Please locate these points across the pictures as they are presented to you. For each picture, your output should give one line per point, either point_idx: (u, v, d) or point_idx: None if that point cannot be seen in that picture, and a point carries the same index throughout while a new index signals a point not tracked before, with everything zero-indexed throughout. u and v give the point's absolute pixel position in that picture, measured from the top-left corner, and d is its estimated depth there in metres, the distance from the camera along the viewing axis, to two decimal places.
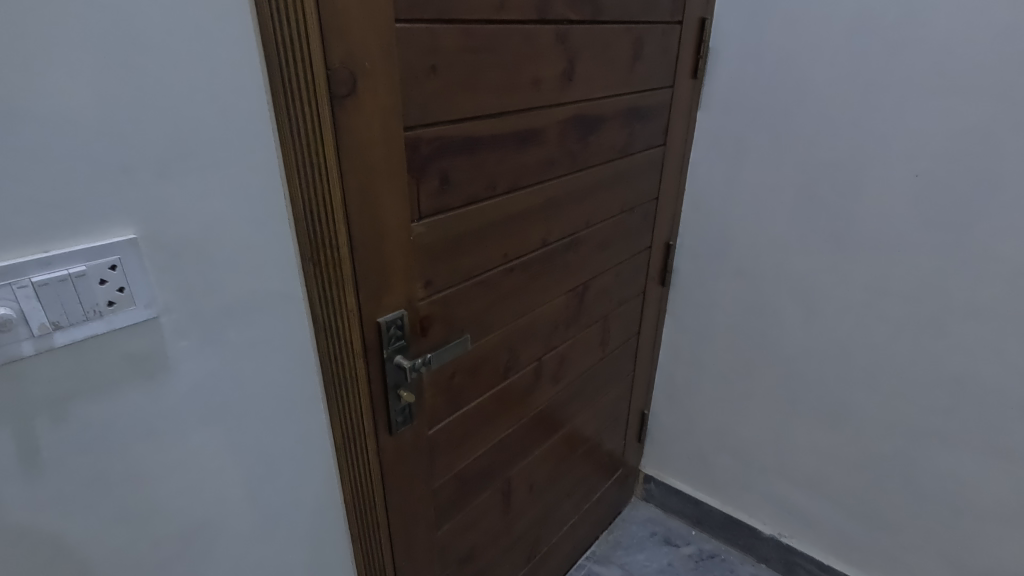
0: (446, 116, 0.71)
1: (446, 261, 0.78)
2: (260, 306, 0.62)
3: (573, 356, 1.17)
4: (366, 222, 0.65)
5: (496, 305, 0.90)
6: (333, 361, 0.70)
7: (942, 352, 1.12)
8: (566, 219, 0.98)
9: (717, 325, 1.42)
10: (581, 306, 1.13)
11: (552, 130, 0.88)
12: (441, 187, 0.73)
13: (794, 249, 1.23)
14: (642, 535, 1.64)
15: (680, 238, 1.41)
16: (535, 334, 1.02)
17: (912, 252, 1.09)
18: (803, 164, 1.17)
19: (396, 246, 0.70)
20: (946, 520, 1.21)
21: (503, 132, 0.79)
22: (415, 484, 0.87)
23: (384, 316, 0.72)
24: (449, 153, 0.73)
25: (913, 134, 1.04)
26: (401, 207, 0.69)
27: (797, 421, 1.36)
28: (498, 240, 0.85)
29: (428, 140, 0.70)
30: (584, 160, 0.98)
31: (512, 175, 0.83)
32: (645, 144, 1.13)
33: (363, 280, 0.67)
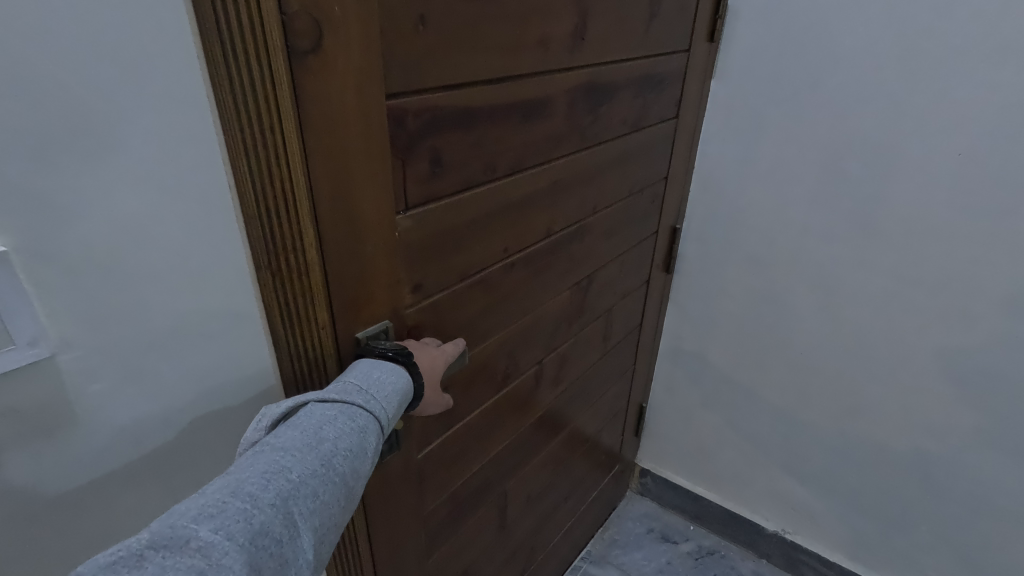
0: (438, 81, 0.57)
1: (439, 259, 0.65)
2: None
3: (575, 355, 1.06)
4: (341, 217, 0.52)
5: (494, 308, 0.77)
6: (302, 392, 0.58)
7: (970, 347, 1.03)
8: (572, 205, 0.86)
9: (723, 316, 1.32)
10: (584, 301, 1.02)
11: (561, 101, 0.74)
12: (433, 170, 0.60)
13: (813, 234, 1.13)
14: (638, 532, 1.57)
15: (686, 221, 1.30)
16: (537, 335, 0.90)
17: (945, 240, 1.00)
18: (827, 141, 1.06)
19: (378, 247, 0.57)
20: (962, 519, 1.15)
21: (505, 102, 0.65)
22: (403, 515, 0.76)
23: (364, 330, 0.59)
24: (442, 128, 0.59)
25: (956, 108, 0.93)
26: (384, 196, 0.55)
27: (807, 416, 1.28)
28: (499, 232, 0.72)
29: (416, 112, 0.56)
30: (594, 135, 0.85)
31: (515, 154, 0.70)
32: (656, 118, 1.00)
33: (338, 291, 0.54)
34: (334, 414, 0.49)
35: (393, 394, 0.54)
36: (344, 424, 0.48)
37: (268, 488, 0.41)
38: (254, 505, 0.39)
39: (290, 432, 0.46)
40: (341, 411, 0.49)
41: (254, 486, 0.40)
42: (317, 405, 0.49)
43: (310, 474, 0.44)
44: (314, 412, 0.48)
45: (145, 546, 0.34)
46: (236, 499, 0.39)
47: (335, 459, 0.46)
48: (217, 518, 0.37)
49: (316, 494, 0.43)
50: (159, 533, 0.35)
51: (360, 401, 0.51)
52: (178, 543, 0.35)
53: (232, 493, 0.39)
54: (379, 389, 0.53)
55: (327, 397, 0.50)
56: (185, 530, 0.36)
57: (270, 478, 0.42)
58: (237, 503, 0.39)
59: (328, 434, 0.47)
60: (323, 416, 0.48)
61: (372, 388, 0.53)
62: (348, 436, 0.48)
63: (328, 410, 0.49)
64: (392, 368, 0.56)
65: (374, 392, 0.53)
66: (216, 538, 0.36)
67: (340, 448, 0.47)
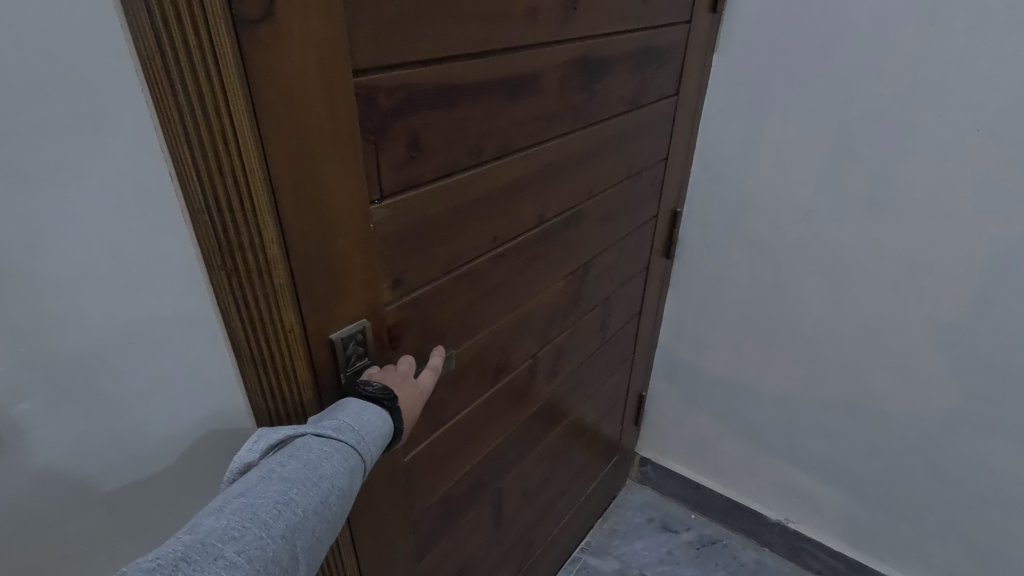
0: (414, 55, 0.51)
1: (421, 253, 0.60)
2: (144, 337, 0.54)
3: (571, 347, 1.02)
4: (307, 212, 0.47)
5: (483, 302, 0.72)
6: (271, 400, 0.53)
7: (985, 334, 0.99)
8: (566, 189, 0.80)
9: (726, 302, 1.28)
10: (581, 290, 0.97)
11: (552, 76, 0.68)
12: (411, 155, 0.54)
13: (820, 217, 1.08)
14: (638, 522, 1.54)
15: (686, 204, 1.24)
16: (530, 328, 0.86)
17: (960, 222, 0.95)
18: (837, 118, 1.00)
19: (351, 241, 0.52)
20: (972, 509, 1.12)
21: (490, 78, 0.59)
22: (390, 521, 0.72)
23: (339, 331, 0.54)
24: (419, 107, 0.53)
25: (976, 79, 0.87)
26: (355, 187, 0.50)
27: (811, 405, 1.24)
28: (487, 221, 0.67)
29: (389, 89, 0.50)
30: (589, 114, 0.79)
31: (502, 136, 0.64)
32: (656, 94, 0.94)
33: (306, 290, 0.49)
34: (333, 450, 0.46)
35: (383, 436, 0.51)
36: (341, 461, 0.46)
37: (279, 518, 0.39)
38: (267, 534, 0.38)
39: (293, 463, 0.44)
40: (339, 448, 0.47)
41: (266, 514, 0.39)
42: (315, 438, 0.47)
43: (314, 509, 0.41)
44: (312, 446, 0.46)
45: (177, 559, 0.34)
46: (253, 525, 0.38)
47: (333, 497, 0.43)
48: (239, 541, 0.36)
49: (317, 533, 0.41)
50: (189, 549, 0.34)
51: (355, 440, 0.48)
52: (205, 560, 0.34)
53: (250, 518, 0.38)
54: (372, 428, 0.51)
55: (325, 431, 0.48)
56: (211, 549, 0.35)
57: (281, 508, 0.40)
58: (255, 530, 0.37)
59: (327, 469, 0.44)
60: (322, 451, 0.45)
61: (366, 427, 0.50)
62: (346, 475, 0.45)
63: (325, 446, 0.46)
64: (379, 408, 0.53)
65: (368, 432, 0.50)
66: (239, 562, 0.35)
67: (338, 486, 0.44)
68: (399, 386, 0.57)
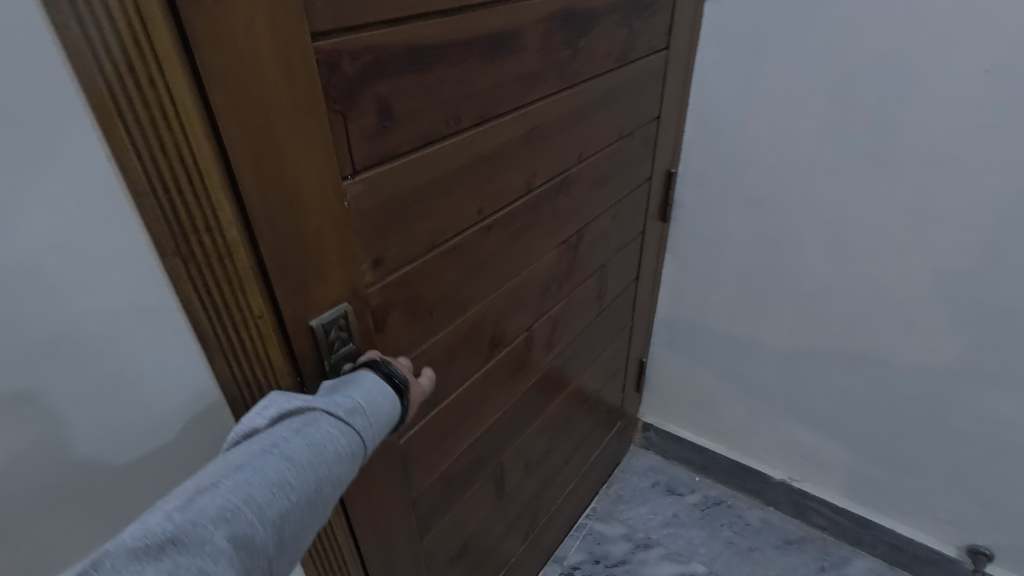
0: (378, 13, 0.47)
1: (402, 229, 0.57)
2: (104, 332, 0.48)
3: (567, 317, 1.00)
4: (272, 190, 0.44)
5: (473, 277, 0.70)
6: (244, 388, 0.51)
7: (990, 286, 0.97)
8: (553, 154, 0.77)
9: (725, 263, 1.25)
10: (575, 258, 0.94)
11: (534, 33, 0.64)
12: (383, 125, 0.51)
13: (821, 171, 1.04)
14: (643, 486, 1.55)
15: (681, 164, 1.20)
16: (524, 301, 0.83)
17: (967, 172, 0.92)
18: (836, 68, 0.96)
19: (323, 222, 0.49)
20: (977, 461, 1.12)
21: (463, 36, 0.55)
22: (388, 504, 0.71)
23: (319, 317, 0.52)
24: (388, 71, 0.49)
25: (982, 20, 0.83)
26: (324, 161, 0.47)
27: (814, 363, 1.23)
28: (470, 191, 0.64)
29: (354, 54, 0.46)
30: (574, 72, 0.75)
31: (482, 99, 0.61)
32: (645, 48, 0.90)
33: (278, 274, 0.47)
34: (340, 433, 0.44)
35: (389, 420, 0.50)
36: (346, 445, 0.44)
37: (272, 503, 0.38)
38: (257, 520, 0.37)
39: (298, 441, 0.42)
40: (347, 430, 0.45)
41: (261, 497, 0.38)
42: (326, 416, 0.45)
43: (310, 494, 0.40)
44: (322, 423, 0.44)
45: (164, 540, 0.33)
46: (245, 508, 0.37)
47: (331, 483, 0.42)
48: (229, 525, 0.35)
49: (307, 519, 0.40)
50: (178, 530, 0.33)
51: (363, 423, 0.47)
52: (191, 544, 0.33)
53: (244, 501, 0.37)
54: (380, 411, 0.49)
55: (337, 410, 0.46)
56: (201, 532, 0.34)
57: (277, 491, 0.38)
58: (246, 515, 0.36)
59: (331, 453, 0.43)
60: (330, 432, 0.44)
61: (375, 410, 0.48)
62: (348, 461, 0.44)
63: (334, 424, 0.45)
64: (389, 391, 0.51)
65: (377, 416, 0.48)
66: (225, 548, 0.34)
67: (338, 473, 0.43)
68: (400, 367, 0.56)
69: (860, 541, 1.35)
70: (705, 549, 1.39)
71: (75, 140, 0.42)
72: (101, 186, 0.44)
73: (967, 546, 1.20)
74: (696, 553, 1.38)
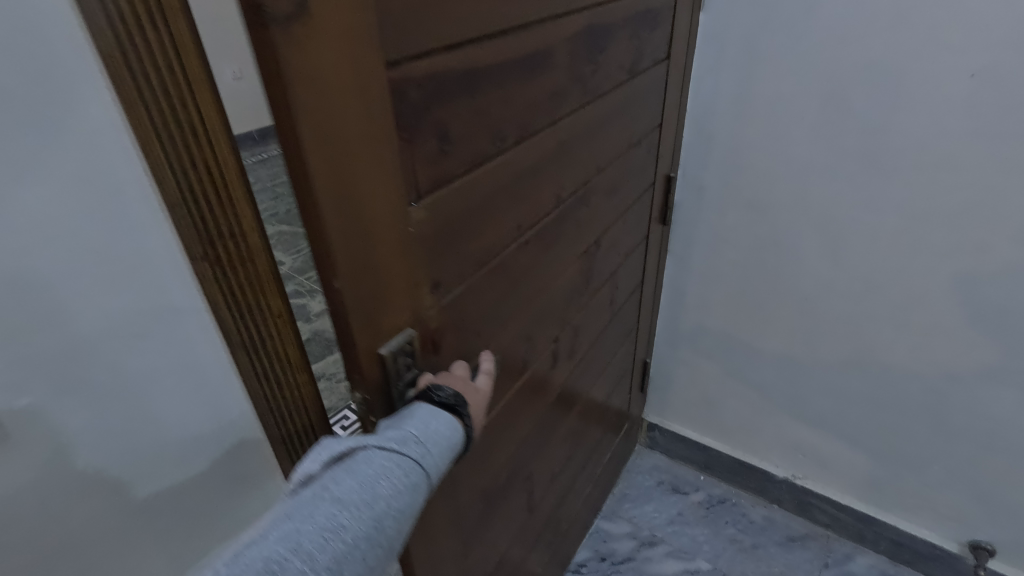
0: (443, 34, 0.47)
1: (455, 250, 0.57)
2: (134, 333, 0.54)
3: (585, 326, 1.01)
4: (351, 222, 0.44)
5: (513, 292, 0.70)
6: (255, 372, 0.60)
7: (991, 287, 1.00)
8: (578, 166, 0.78)
9: (727, 266, 1.27)
10: (592, 267, 0.95)
11: (565, 49, 0.65)
12: (442, 148, 0.51)
13: (820, 176, 1.06)
14: (648, 485, 1.58)
15: (680, 169, 1.22)
16: (551, 312, 0.84)
17: (963, 175, 0.94)
18: (831, 75, 0.98)
19: (392, 245, 0.48)
20: (976, 458, 1.16)
21: (510, 53, 0.56)
22: (438, 526, 0.71)
23: (387, 346, 0.52)
24: (447, 93, 0.49)
25: (972, 28, 0.85)
26: (392, 189, 0.47)
27: (816, 365, 1.26)
28: (511, 209, 0.64)
29: (419, 76, 0.46)
30: (596, 86, 0.75)
31: (524, 116, 0.61)
32: (651, 58, 0.91)
33: (352, 304, 0.47)
34: (393, 465, 0.45)
35: (450, 446, 0.50)
36: (401, 478, 0.45)
37: (325, 549, 0.38)
38: (312, 567, 0.37)
39: (349, 481, 0.43)
40: (400, 463, 0.46)
41: (312, 545, 0.38)
42: (378, 452, 0.45)
43: (365, 535, 0.41)
44: (373, 460, 0.45)
45: None
46: (296, 557, 0.37)
47: (388, 520, 0.42)
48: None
49: (368, 559, 0.41)
50: None
51: (419, 454, 0.47)
52: None
53: (293, 549, 0.37)
54: (437, 439, 0.49)
55: (388, 445, 0.46)
56: None
57: (329, 536, 0.39)
58: (298, 564, 0.37)
59: (385, 489, 0.43)
60: (381, 467, 0.44)
61: (431, 438, 0.49)
62: (404, 494, 0.44)
63: (386, 459, 0.45)
64: (450, 417, 0.52)
65: (433, 444, 0.49)
66: None
67: (394, 507, 0.43)
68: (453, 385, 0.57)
69: (862, 536, 1.39)
70: (709, 546, 1.43)
71: (113, 164, 0.47)
72: (136, 204, 0.49)
73: (969, 542, 1.24)
74: (700, 550, 1.42)
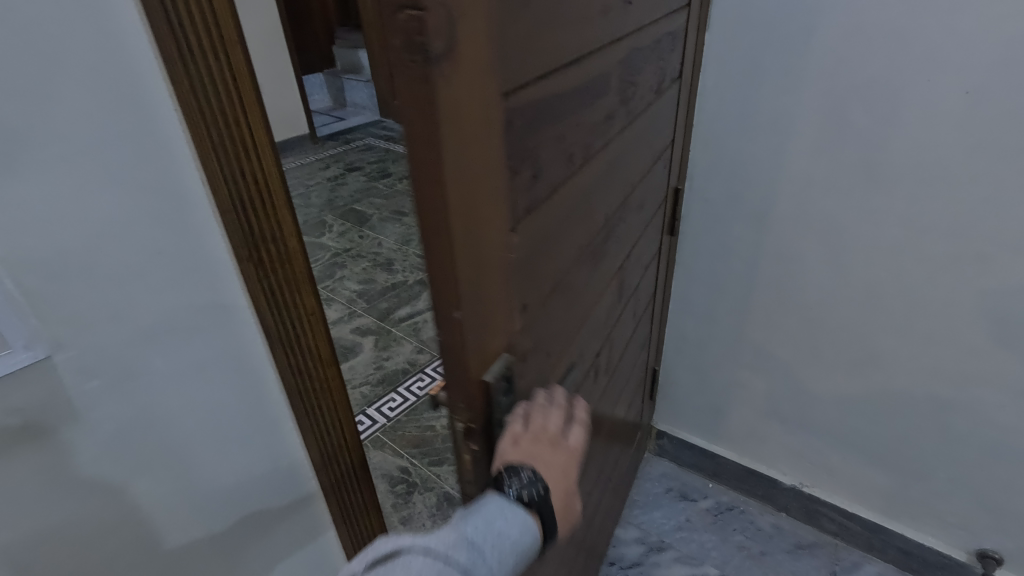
0: (541, 70, 0.53)
1: (539, 267, 0.63)
2: (190, 323, 0.64)
3: (617, 338, 1.06)
4: (472, 248, 0.49)
5: (573, 300, 0.76)
6: (291, 360, 0.72)
7: (985, 292, 1.02)
8: (618, 184, 0.84)
9: (729, 273, 1.31)
10: (624, 280, 1.01)
11: (613, 75, 0.72)
12: (534, 175, 0.56)
13: (818, 185, 1.10)
14: (657, 492, 1.59)
15: (688, 182, 1.27)
16: (595, 325, 0.90)
17: (956, 185, 0.97)
18: (827, 90, 1.03)
19: (503, 266, 0.54)
20: (981, 465, 1.15)
21: (580, 84, 0.62)
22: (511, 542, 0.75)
23: (489, 371, 0.57)
24: (540, 125, 0.55)
25: (962, 45, 0.89)
26: (501, 217, 0.52)
27: (820, 370, 1.27)
28: (574, 227, 0.70)
29: (523, 112, 0.52)
30: (632, 107, 0.82)
31: (586, 141, 0.68)
32: (668, 80, 0.98)
33: (467, 326, 0.52)
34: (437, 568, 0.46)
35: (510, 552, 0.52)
36: None
37: None
38: None
39: None
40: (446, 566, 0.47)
41: None
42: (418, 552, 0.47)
43: None
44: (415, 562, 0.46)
45: None
46: None
47: None
48: None
49: None
50: None
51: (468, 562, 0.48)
52: None
53: None
54: (495, 545, 0.51)
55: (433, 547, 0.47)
56: None
57: None
58: None
59: None
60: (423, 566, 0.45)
61: (484, 543, 0.50)
62: None
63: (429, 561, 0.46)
64: (518, 517, 0.54)
65: (487, 549, 0.50)
66: None
67: None
68: (535, 461, 0.58)
69: (871, 547, 1.37)
70: (716, 552, 1.43)
71: (179, 182, 0.58)
72: (196, 216, 0.60)
73: (975, 550, 1.23)
74: (708, 557, 1.43)
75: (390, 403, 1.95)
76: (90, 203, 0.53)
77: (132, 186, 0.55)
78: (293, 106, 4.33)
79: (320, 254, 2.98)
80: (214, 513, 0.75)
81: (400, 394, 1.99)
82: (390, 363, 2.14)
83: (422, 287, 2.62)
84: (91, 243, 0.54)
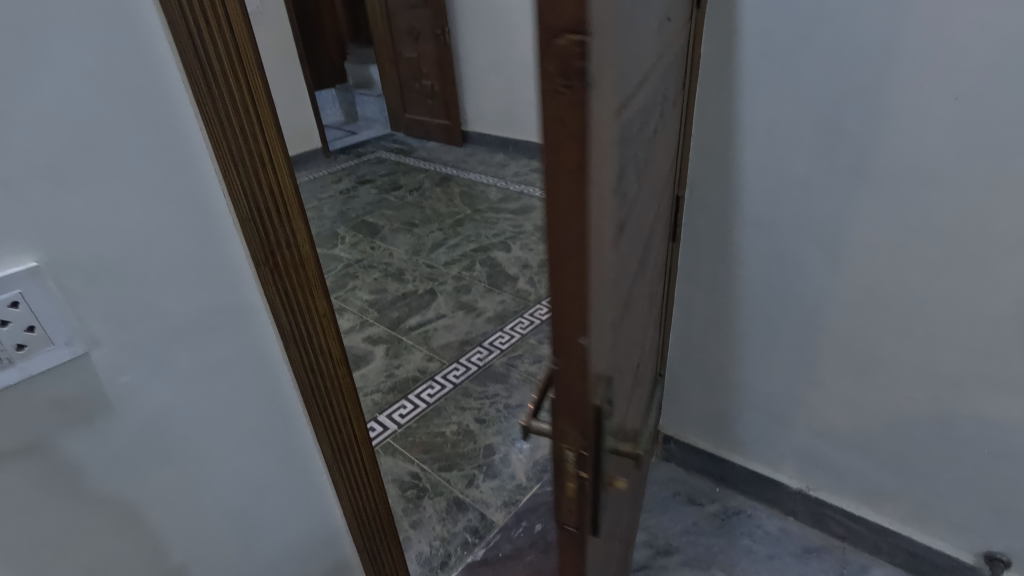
0: (626, 93, 0.54)
1: (618, 286, 0.63)
2: (212, 325, 0.68)
3: (647, 349, 1.07)
4: (596, 274, 0.49)
5: (631, 309, 0.77)
6: (305, 361, 0.76)
7: (982, 294, 1.03)
8: (653, 197, 0.86)
9: (730, 279, 1.33)
10: (651, 291, 1.02)
11: (655, 94, 0.74)
12: (619, 194, 0.57)
13: (815, 190, 1.13)
14: (664, 496, 1.60)
15: (689, 189, 1.29)
16: (636, 338, 0.90)
17: (949, 189, 1.00)
18: (821, 98, 1.06)
19: (607, 282, 0.54)
20: (985, 466, 1.15)
21: (642, 103, 0.63)
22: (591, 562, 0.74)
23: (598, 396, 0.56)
24: (623, 145, 0.56)
25: (950, 54, 0.92)
26: (607, 241, 0.52)
27: (823, 372, 1.28)
28: (633, 242, 0.71)
29: (620, 135, 0.52)
30: (663, 123, 0.84)
31: (642, 157, 0.69)
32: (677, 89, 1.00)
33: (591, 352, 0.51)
34: None
35: None
36: None
37: None
38: None
39: None
40: None
41: None
42: None
43: None
44: None
45: None
46: None
47: None
48: None
49: None
50: None
51: None
52: None
53: None
54: None
55: None
56: None
57: None
58: None
59: None
60: None
61: None
62: None
63: None
64: None
65: None
66: None
67: None
68: None
69: (879, 550, 1.37)
70: (724, 556, 1.44)
71: (204, 192, 0.62)
72: (219, 224, 0.64)
73: (983, 552, 1.23)
74: (716, 560, 1.43)
75: (401, 410, 1.99)
76: (125, 210, 0.58)
77: (161, 196, 0.59)
78: (306, 121, 4.43)
79: (333, 265, 3.04)
80: (234, 508, 0.78)
81: (410, 401, 2.02)
82: (401, 370, 2.18)
83: (432, 296, 2.67)
84: (125, 248, 0.59)
